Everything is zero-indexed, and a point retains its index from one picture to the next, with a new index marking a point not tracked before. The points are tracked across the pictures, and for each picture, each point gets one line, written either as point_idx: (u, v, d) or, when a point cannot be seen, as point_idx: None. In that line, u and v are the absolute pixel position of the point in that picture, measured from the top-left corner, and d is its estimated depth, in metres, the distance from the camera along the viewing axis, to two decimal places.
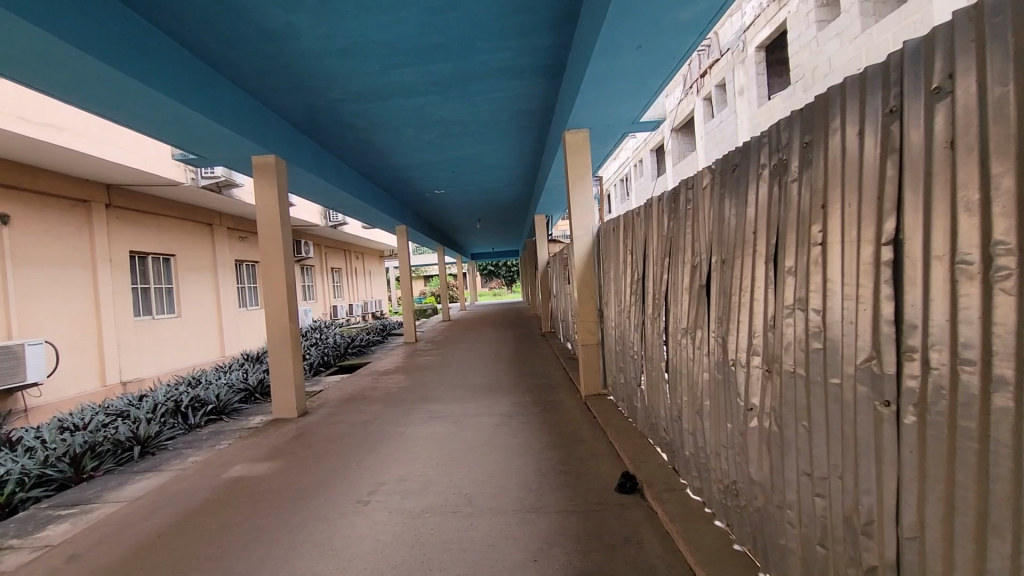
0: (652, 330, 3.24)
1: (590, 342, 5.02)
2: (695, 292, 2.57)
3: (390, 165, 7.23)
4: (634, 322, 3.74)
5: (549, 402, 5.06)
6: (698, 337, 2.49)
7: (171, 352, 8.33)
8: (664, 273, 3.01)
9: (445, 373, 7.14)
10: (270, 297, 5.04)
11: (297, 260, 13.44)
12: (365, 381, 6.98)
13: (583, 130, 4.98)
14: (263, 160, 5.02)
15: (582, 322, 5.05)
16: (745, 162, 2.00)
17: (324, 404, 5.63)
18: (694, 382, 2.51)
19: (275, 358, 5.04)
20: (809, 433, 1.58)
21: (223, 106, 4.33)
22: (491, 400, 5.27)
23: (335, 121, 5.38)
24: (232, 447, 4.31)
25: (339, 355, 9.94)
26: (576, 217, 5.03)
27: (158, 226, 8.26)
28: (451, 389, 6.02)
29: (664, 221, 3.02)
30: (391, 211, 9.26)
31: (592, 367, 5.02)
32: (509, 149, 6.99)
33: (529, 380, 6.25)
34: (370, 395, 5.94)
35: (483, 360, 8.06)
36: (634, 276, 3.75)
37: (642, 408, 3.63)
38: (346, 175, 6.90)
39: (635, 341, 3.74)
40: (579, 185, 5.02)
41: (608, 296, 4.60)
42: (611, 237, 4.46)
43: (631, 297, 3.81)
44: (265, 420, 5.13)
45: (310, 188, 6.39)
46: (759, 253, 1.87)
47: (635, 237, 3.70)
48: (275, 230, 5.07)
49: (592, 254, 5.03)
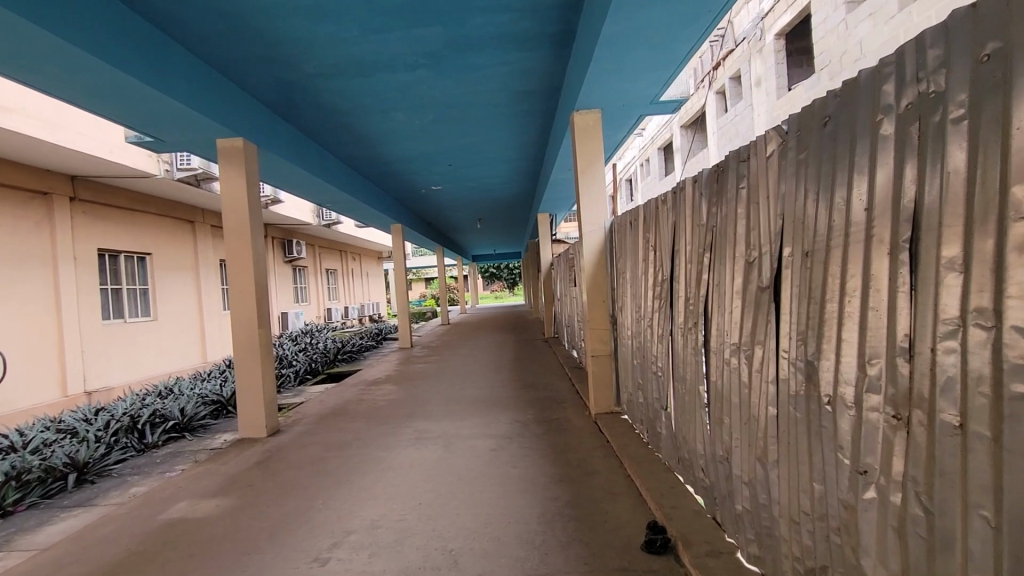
0: (685, 344, 2.62)
1: (601, 353, 4.38)
2: (751, 297, 1.94)
3: (380, 156, 6.63)
4: (659, 332, 3.11)
5: (555, 421, 4.41)
6: (759, 356, 1.86)
7: (145, 358, 7.72)
8: (703, 272, 2.39)
9: (439, 384, 6.49)
10: (237, 299, 4.42)
11: (288, 260, 12.83)
12: (351, 392, 6.36)
13: (595, 111, 4.36)
14: (230, 144, 4.41)
15: (592, 329, 4.40)
16: (851, 109, 1.37)
17: (301, 420, 5.01)
18: (752, 415, 1.89)
19: (241, 368, 4.42)
20: (999, 531, 0.96)
21: (178, 79, 3.73)
22: (488, 418, 4.63)
23: (314, 102, 4.77)
24: (184, 474, 3.70)
25: (328, 363, 9.33)
26: (587, 209, 4.41)
27: (132, 222, 7.68)
28: (444, 403, 5.40)
29: (704, 207, 2.40)
30: (383, 207, 8.67)
31: (604, 380, 4.38)
32: (511, 137, 6.38)
33: (532, 393, 5.60)
34: (352, 410, 5.31)
35: (481, 369, 7.42)
36: (658, 277, 3.12)
37: (670, 437, 3.00)
38: (331, 165, 6.31)
39: (659, 355, 3.12)
40: (589, 173, 4.39)
41: (624, 299, 3.97)
42: (629, 232, 3.83)
43: (655, 302, 3.18)
44: (230, 439, 4.52)
45: (290, 178, 5.79)
46: (882, 240, 1.25)
47: (661, 230, 3.08)
48: (243, 223, 4.45)
49: (605, 252, 4.40)
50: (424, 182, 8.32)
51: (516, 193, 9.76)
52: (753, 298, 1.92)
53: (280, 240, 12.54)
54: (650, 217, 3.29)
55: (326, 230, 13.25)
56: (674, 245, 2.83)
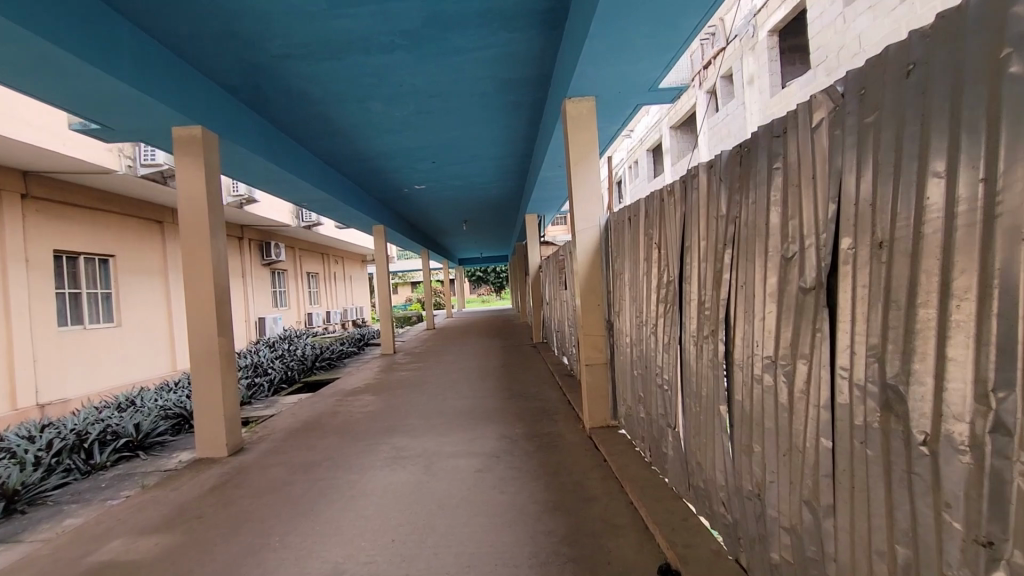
0: (699, 354, 2.26)
1: (596, 362, 4.02)
2: (792, 300, 1.59)
3: (358, 151, 6.24)
4: (664, 339, 2.76)
5: (546, 437, 4.04)
6: (805, 372, 1.51)
7: (106, 368, 7.23)
8: (724, 271, 2.04)
9: (421, 395, 6.08)
10: (194, 304, 3.99)
11: (265, 263, 12.33)
12: (326, 403, 5.94)
13: (588, 98, 4.00)
14: (186, 132, 3.99)
15: (586, 337, 4.04)
16: (954, 46, 1.02)
17: (268, 436, 4.59)
18: (796, 446, 1.54)
19: (199, 380, 3.99)
20: None
21: (124, 57, 3.31)
22: (473, 434, 4.24)
23: (282, 88, 4.37)
24: (129, 502, 3.27)
25: (305, 371, 8.89)
26: (580, 205, 4.05)
27: (93, 222, 7.18)
28: (425, 415, 5.00)
29: (723, 193, 2.06)
30: (363, 206, 8.26)
31: (599, 392, 4.01)
32: (498, 131, 6.03)
33: (520, 404, 5.22)
34: (325, 424, 4.88)
35: (466, 377, 7.02)
36: (664, 277, 2.77)
37: (679, 459, 2.64)
38: (304, 160, 5.90)
39: (665, 365, 2.77)
40: (582, 167, 4.05)
41: (622, 303, 3.62)
42: (627, 230, 3.48)
43: (659, 306, 2.83)
44: (187, 459, 4.08)
45: (259, 174, 5.38)
46: (1016, 223, 0.90)
47: (666, 224, 2.73)
48: (201, 221, 4.01)
49: (600, 252, 4.03)
50: (406, 180, 7.94)
51: (502, 192, 9.41)
52: (797, 301, 1.57)
53: (257, 241, 12.06)
54: (653, 212, 2.94)
55: (305, 232, 12.78)
56: (683, 240, 2.48)
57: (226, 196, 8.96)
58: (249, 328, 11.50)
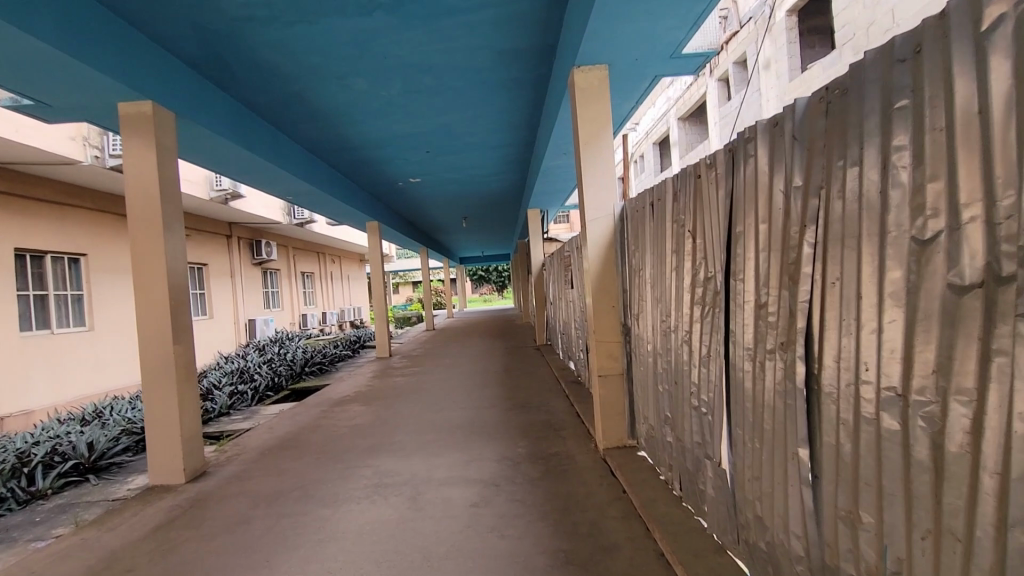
0: (757, 373, 1.71)
1: (610, 372, 3.48)
2: (939, 305, 1.04)
3: (343, 137, 5.71)
4: (702, 350, 2.21)
5: (553, 461, 3.49)
6: (968, 419, 0.97)
7: (76, 376, 6.71)
8: (798, 261, 1.49)
9: (415, 404, 5.53)
10: (145, 309, 3.45)
11: (256, 262, 11.81)
12: (310, 415, 5.41)
13: (601, 67, 3.44)
14: (135, 109, 3.46)
15: (598, 343, 3.48)
16: None
17: (238, 456, 4.06)
18: (956, 533, 0.99)
19: (150, 396, 3.46)
20: None
21: (52, 15, 2.78)
22: (469, 455, 3.68)
23: (249, 60, 3.82)
24: (55, 545, 2.74)
25: (294, 377, 8.37)
26: (590, 192, 3.48)
27: (61, 218, 6.67)
28: (417, 430, 4.46)
29: (799, 155, 1.50)
30: (353, 199, 7.73)
31: (615, 407, 3.47)
32: (497, 114, 5.48)
33: (523, 417, 4.67)
34: (303, 442, 4.34)
35: (465, 384, 6.47)
36: (703, 273, 2.22)
37: (722, 503, 2.10)
38: (281, 144, 5.36)
39: (702, 382, 2.22)
40: (593, 147, 3.50)
41: (642, 303, 3.07)
42: (649, 217, 2.92)
43: (695, 311, 2.28)
44: (140, 486, 3.55)
45: (229, 160, 4.86)
46: None
47: (706, 205, 2.17)
48: (152, 210, 3.47)
49: (614, 244, 3.48)
50: (399, 172, 7.41)
51: (503, 186, 8.85)
52: (948, 306, 1.02)
53: (247, 240, 11.55)
54: (684, 193, 2.39)
55: (298, 230, 12.26)
56: (732, 223, 1.93)
57: (208, 190, 8.45)
58: (239, 331, 10.98)
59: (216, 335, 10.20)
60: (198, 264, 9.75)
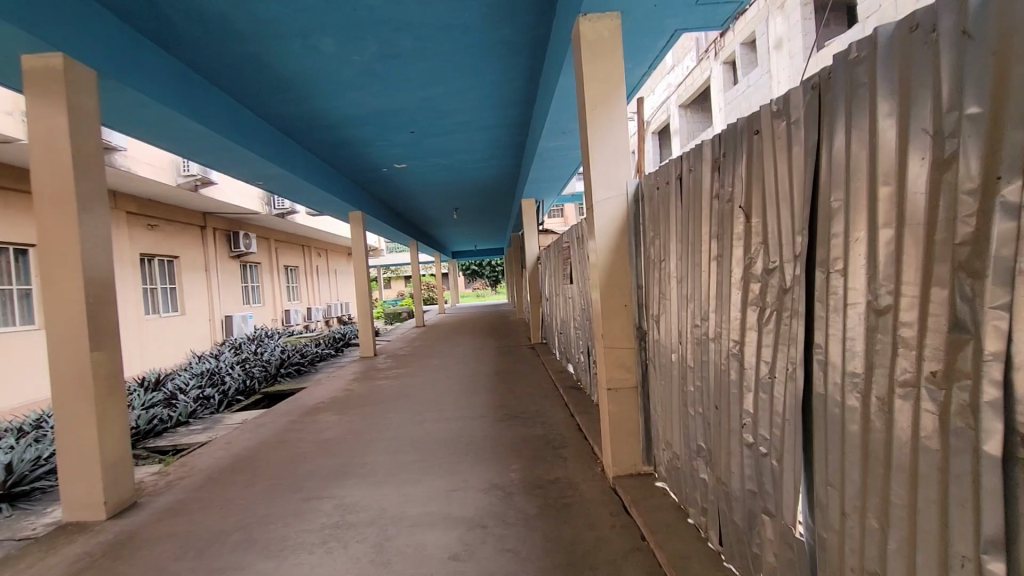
0: (878, 414, 1.12)
1: (623, 385, 2.87)
2: None
3: (314, 111, 5.11)
4: (762, 367, 1.62)
5: (553, 492, 2.88)
6: None
7: (24, 380, 6.08)
8: (982, 237, 0.90)
9: (395, 413, 4.92)
10: (54, 312, 2.82)
11: (233, 256, 11.15)
12: (276, 425, 4.80)
13: (612, 16, 2.82)
14: (43, 64, 2.83)
15: (607, 349, 2.87)
16: None
17: (181, 482, 3.44)
18: None
19: (62, 415, 2.84)
20: None
21: None
22: (452, 483, 3.09)
23: (190, 9, 3.19)
24: None
25: (270, 379, 7.73)
26: (598, 169, 2.87)
27: (5, 205, 6.02)
28: (393, 447, 3.86)
29: (978, 64, 0.91)
30: (330, 185, 7.09)
31: (627, 428, 2.87)
32: (489, 85, 4.88)
33: (517, 431, 4.08)
34: (260, 462, 3.72)
35: (453, 389, 5.85)
36: (765, 263, 1.63)
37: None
38: (236, 115, 4.73)
39: (761, 412, 1.63)
40: (602, 114, 2.88)
41: (665, 301, 2.49)
42: (675, 194, 2.33)
43: (753, 314, 1.68)
44: (53, 523, 2.94)
45: (177, 133, 4.27)
46: None
47: (773, 168, 1.57)
48: (64, 188, 2.85)
49: (627, 230, 2.87)
50: (381, 156, 6.79)
51: (496, 173, 8.25)
52: None
53: (223, 231, 10.88)
54: (732, 157, 1.80)
55: (279, 221, 11.62)
56: (824, 188, 1.34)
57: (175, 176, 7.75)
58: (215, 328, 10.32)
59: (189, 333, 9.53)
60: (167, 257, 9.07)
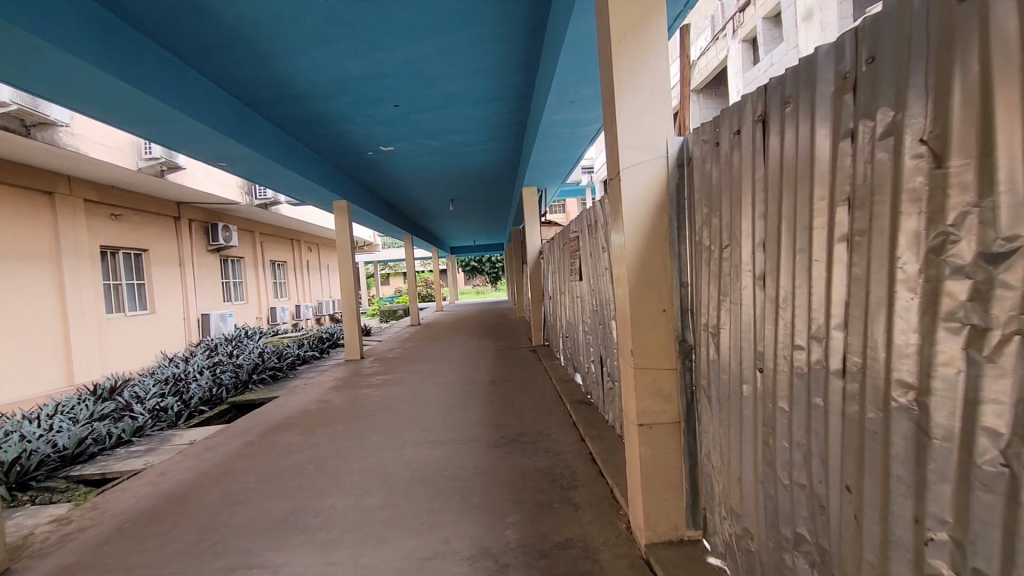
0: None
1: (659, 420, 2.08)
2: None
3: (275, 75, 4.36)
4: (983, 442, 0.85)
5: (564, 566, 2.09)
6: None
7: None
8: None
9: (372, 434, 4.14)
10: None
11: (212, 249, 10.36)
12: (230, 448, 4.02)
13: None
14: None
15: (638, 370, 2.08)
16: None
17: (81, 535, 2.68)
18: None
19: None
20: None
21: None
22: (428, 547, 2.30)
23: None
24: None
25: (242, 386, 6.94)
26: (628, 124, 2.09)
27: None
28: (361, 484, 3.09)
29: None
30: (305, 169, 6.30)
31: (666, 478, 2.09)
32: (482, 44, 4.11)
33: (516, 462, 3.30)
34: (188, 506, 2.94)
35: (443, 401, 5.06)
36: (989, 242, 0.86)
37: None
38: (168, 72, 3.93)
39: (983, 527, 0.86)
40: (635, 48, 2.08)
41: (730, 305, 1.71)
42: (754, 144, 1.54)
43: (952, 340, 0.91)
44: None
45: (93, 91, 3.59)
46: None
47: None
48: None
49: (667, 207, 2.08)
50: (363, 135, 6.00)
51: (494, 157, 7.44)
52: None
53: (201, 223, 10.10)
54: (897, 59, 1.02)
55: (262, 212, 10.85)
56: None
57: (136, 159, 6.97)
58: (190, 327, 9.55)
59: (159, 332, 8.75)
60: (134, 250, 8.29)
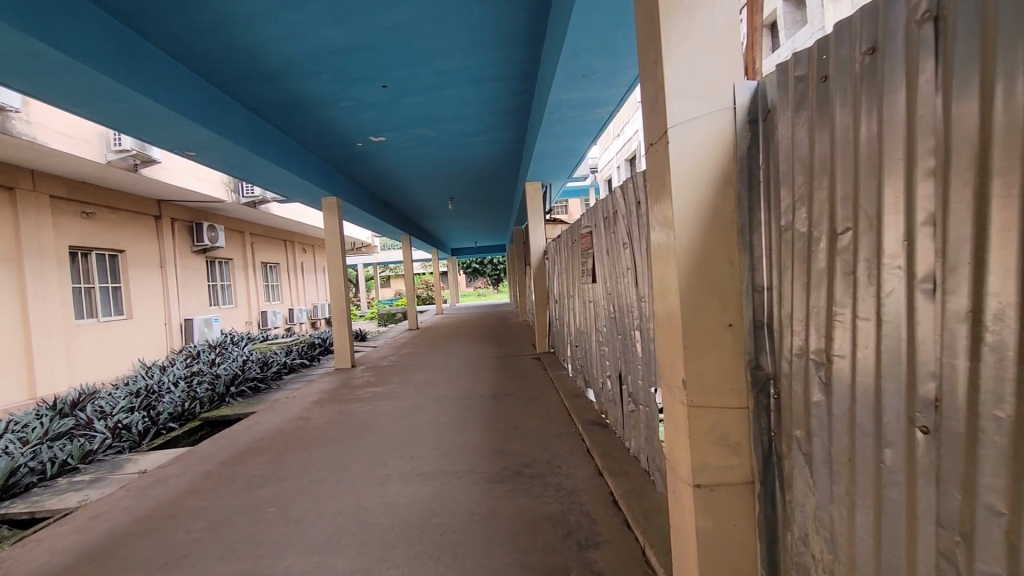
0: None
1: (724, 479, 1.49)
2: None
3: (243, 47, 3.78)
4: None
5: None
6: None
7: None
8: None
9: (352, 463, 3.54)
10: None
11: (196, 250, 9.77)
12: (184, 480, 3.42)
13: None
14: None
15: (693, 408, 1.49)
16: None
17: None
18: None
19: None
20: None
21: None
22: None
23: None
24: None
25: (219, 399, 6.34)
26: (677, 67, 1.49)
27: None
28: (330, 536, 2.49)
29: None
30: (287, 160, 5.74)
31: (733, 562, 1.49)
32: (481, 9, 3.51)
33: (521, 504, 2.70)
34: (108, 568, 2.33)
35: (437, 420, 4.46)
36: None
37: None
38: (114, 41, 3.35)
39: None
40: None
41: (852, 323, 1.11)
42: (915, 64, 0.94)
43: None
44: None
45: (17, 60, 3.02)
46: None
47: None
48: None
49: (736, 181, 1.48)
50: (350, 122, 5.44)
51: (495, 148, 6.86)
52: None
53: (184, 222, 9.53)
54: None
55: (250, 211, 10.27)
56: None
57: (104, 152, 6.40)
58: (172, 333, 8.97)
59: (138, 339, 8.17)
60: (108, 251, 7.72)
